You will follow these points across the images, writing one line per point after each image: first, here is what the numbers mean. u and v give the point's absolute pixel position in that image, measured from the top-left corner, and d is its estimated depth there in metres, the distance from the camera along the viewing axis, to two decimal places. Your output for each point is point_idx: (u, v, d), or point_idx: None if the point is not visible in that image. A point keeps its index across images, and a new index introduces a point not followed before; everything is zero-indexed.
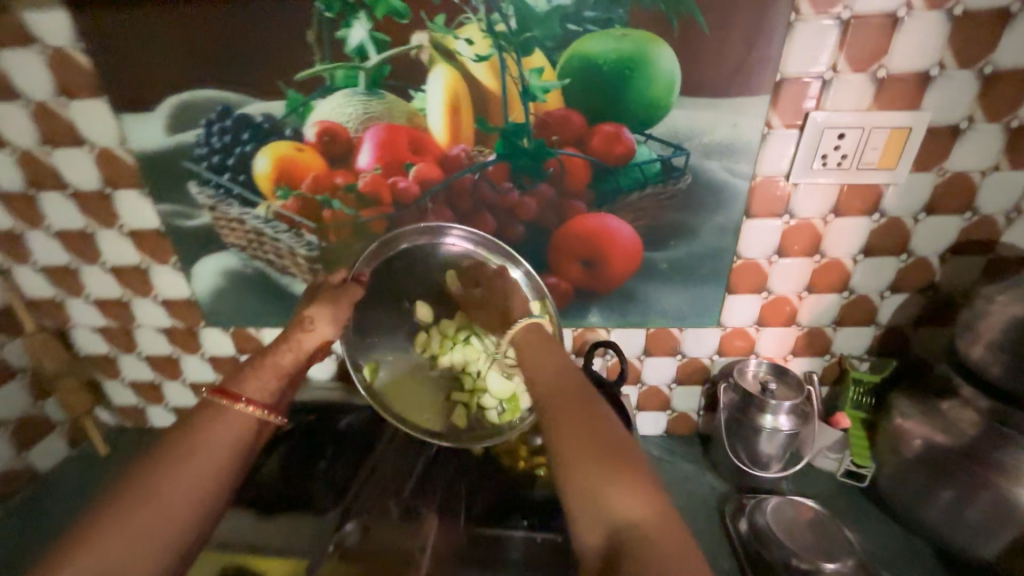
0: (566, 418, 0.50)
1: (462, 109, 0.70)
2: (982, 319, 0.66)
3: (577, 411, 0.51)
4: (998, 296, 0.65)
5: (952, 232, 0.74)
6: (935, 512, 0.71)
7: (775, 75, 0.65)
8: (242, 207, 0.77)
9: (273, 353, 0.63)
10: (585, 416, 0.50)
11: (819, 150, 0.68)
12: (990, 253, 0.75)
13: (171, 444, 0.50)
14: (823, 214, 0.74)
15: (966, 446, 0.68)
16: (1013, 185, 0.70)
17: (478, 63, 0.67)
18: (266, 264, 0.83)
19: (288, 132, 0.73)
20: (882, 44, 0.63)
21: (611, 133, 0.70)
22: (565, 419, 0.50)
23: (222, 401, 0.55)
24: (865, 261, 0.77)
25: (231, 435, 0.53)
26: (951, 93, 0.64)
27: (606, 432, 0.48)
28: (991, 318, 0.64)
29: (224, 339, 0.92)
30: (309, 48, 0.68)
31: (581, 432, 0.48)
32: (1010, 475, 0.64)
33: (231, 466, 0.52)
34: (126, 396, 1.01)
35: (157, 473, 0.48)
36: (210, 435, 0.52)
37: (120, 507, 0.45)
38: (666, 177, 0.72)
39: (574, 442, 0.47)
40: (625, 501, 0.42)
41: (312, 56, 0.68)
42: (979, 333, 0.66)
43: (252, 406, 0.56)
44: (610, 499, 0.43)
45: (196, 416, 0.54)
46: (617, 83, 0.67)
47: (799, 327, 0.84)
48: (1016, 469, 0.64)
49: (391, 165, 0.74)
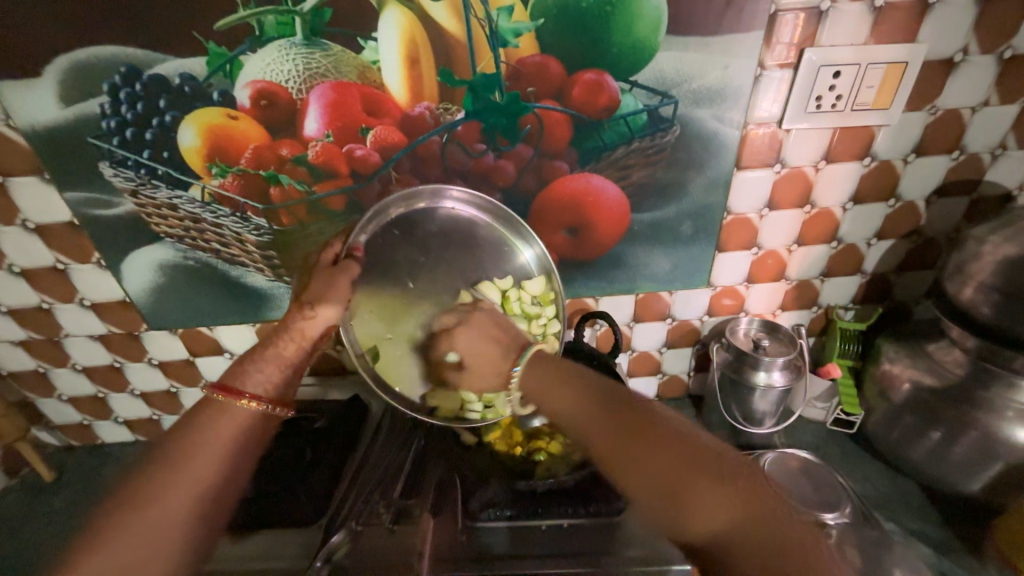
0: (617, 447, 0.49)
1: (422, 60, 0.61)
2: (974, 261, 0.65)
3: (623, 438, 0.49)
4: (990, 237, 0.64)
5: (939, 173, 0.72)
6: (923, 452, 0.73)
7: (768, 8, 0.59)
8: (170, 190, 0.66)
9: (273, 341, 0.59)
10: (634, 441, 0.48)
11: (813, 92, 0.64)
12: (974, 193, 0.74)
13: (173, 447, 0.51)
14: (815, 161, 0.70)
15: (953, 387, 0.69)
16: (1000, 121, 0.68)
17: (437, 3, 0.58)
18: (210, 255, 0.72)
19: (216, 96, 0.61)
20: None
21: (592, 82, 0.63)
22: (615, 448, 0.49)
23: (222, 397, 0.55)
24: (854, 209, 0.75)
25: (229, 434, 0.54)
26: (947, 23, 0.61)
27: (667, 452, 0.46)
28: (983, 260, 0.64)
29: (173, 342, 0.82)
30: None
31: (638, 464, 0.47)
32: (996, 411, 0.66)
33: (234, 463, 0.53)
34: (65, 414, 0.89)
35: (156, 478, 0.49)
36: (209, 434, 0.53)
37: (124, 512, 0.46)
38: (654, 130, 0.66)
39: (638, 474, 0.46)
40: (705, 513, 0.44)
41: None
42: (969, 275, 0.66)
43: (254, 401, 0.56)
44: (691, 515, 0.44)
45: (194, 419, 0.54)
46: (598, 23, 0.59)
47: (788, 281, 0.82)
48: (1002, 405, 0.66)
49: (344, 131, 0.64)
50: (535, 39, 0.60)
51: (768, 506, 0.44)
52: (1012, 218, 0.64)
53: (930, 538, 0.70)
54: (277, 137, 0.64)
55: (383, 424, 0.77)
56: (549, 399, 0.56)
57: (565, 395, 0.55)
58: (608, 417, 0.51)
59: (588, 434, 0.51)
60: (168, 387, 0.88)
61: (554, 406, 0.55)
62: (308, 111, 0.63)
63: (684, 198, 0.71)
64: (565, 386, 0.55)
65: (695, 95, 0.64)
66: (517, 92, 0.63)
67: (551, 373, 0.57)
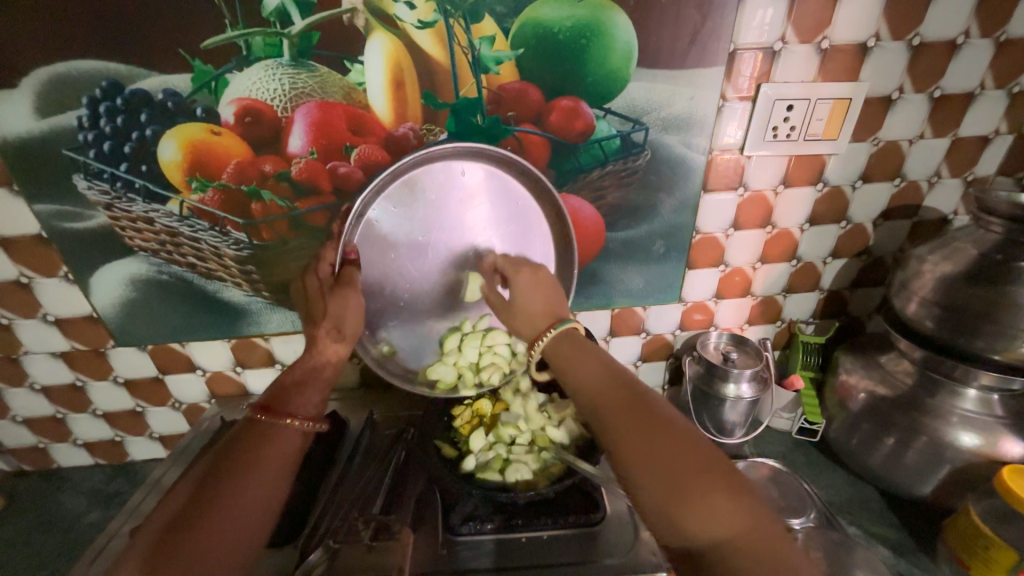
0: (618, 424, 0.46)
1: (406, 83, 0.63)
2: (916, 279, 0.71)
3: (631, 422, 0.45)
4: (929, 256, 0.70)
5: (885, 198, 0.79)
6: (881, 459, 0.77)
7: (728, 46, 0.64)
8: (147, 203, 0.65)
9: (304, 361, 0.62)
10: (640, 422, 0.45)
11: (770, 122, 0.69)
12: (914, 217, 0.81)
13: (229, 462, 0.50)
14: (774, 185, 0.75)
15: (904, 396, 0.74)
16: (935, 152, 0.75)
17: (421, 31, 0.61)
18: (186, 269, 0.71)
19: (198, 112, 0.62)
20: (825, 15, 0.64)
21: (568, 108, 0.66)
22: (620, 424, 0.45)
23: (271, 418, 0.55)
24: (810, 230, 0.80)
25: (282, 449, 0.53)
26: (885, 64, 0.68)
27: (676, 439, 0.43)
28: (924, 277, 0.70)
29: (142, 359, 0.80)
30: (217, 11, 0.57)
31: (639, 440, 0.44)
32: (942, 418, 0.71)
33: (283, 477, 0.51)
34: (19, 437, 0.85)
35: (238, 478, 0.48)
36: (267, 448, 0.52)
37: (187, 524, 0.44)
38: (626, 154, 0.70)
39: (637, 452, 0.43)
40: (706, 517, 0.39)
41: (222, 20, 0.58)
42: (913, 291, 0.71)
43: (296, 420, 0.56)
44: (690, 517, 0.39)
45: (248, 437, 0.53)
46: (574, 54, 0.63)
47: (754, 297, 0.87)
48: (946, 412, 0.71)
49: (328, 149, 0.65)
50: (514, 67, 0.64)
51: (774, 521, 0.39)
52: (949, 240, 0.70)
53: (890, 541, 0.74)
54: (260, 153, 0.65)
55: (361, 441, 0.77)
56: (568, 367, 0.54)
57: (582, 369, 0.52)
58: (619, 395, 0.48)
59: (594, 408, 0.49)
60: (134, 406, 0.84)
61: (569, 379, 0.53)
62: (293, 129, 0.64)
63: (655, 219, 0.76)
64: (584, 361, 0.53)
65: (664, 122, 0.68)
66: (497, 116, 0.66)
67: (574, 351, 0.55)
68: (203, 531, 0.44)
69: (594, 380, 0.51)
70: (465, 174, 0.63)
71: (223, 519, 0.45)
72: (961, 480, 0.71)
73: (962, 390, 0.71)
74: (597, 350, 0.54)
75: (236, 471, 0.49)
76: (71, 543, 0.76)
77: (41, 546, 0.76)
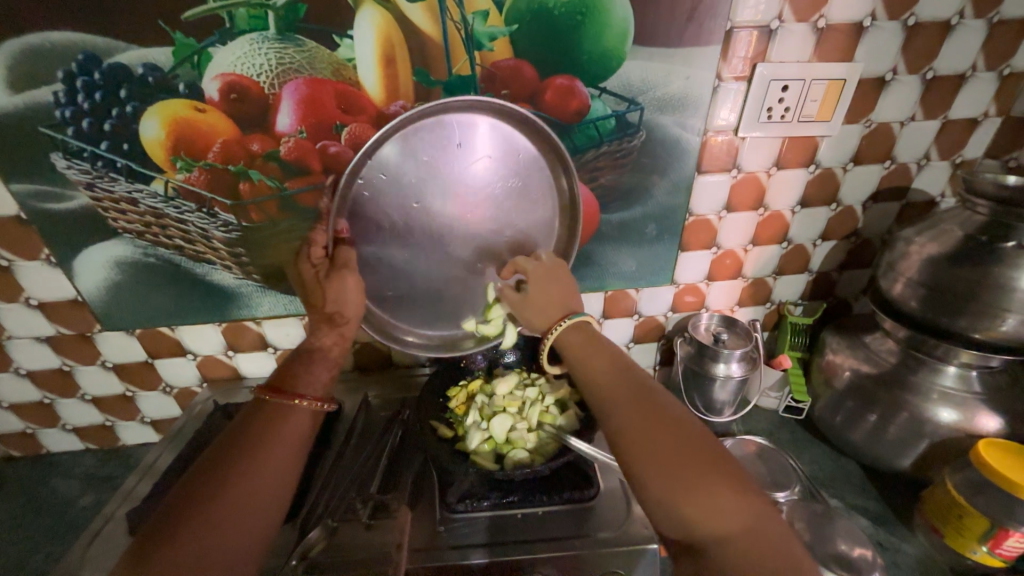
0: (625, 413, 0.47)
1: (398, 59, 0.62)
2: (903, 260, 0.72)
3: (644, 420, 0.46)
4: (916, 238, 0.72)
5: (875, 180, 0.79)
6: (863, 434, 0.80)
7: (724, 24, 0.64)
8: (130, 183, 0.64)
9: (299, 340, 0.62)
10: (651, 418, 0.46)
11: (765, 103, 0.69)
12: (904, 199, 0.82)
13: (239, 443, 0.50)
14: (767, 167, 0.76)
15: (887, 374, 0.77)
16: (925, 134, 0.76)
17: (413, 4, 0.59)
18: (173, 251, 0.70)
19: (181, 88, 0.60)
20: None
21: (563, 87, 0.65)
22: (630, 419, 0.46)
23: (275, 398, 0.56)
24: (801, 212, 0.81)
25: (290, 431, 0.54)
26: (880, 45, 0.67)
27: (688, 439, 0.44)
28: (911, 258, 0.71)
29: (131, 343, 0.78)
30: None
31: (648, 434, 0.45)
32: (922, 395, 0.73)
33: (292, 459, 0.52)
34: (6, 422, 0.83)
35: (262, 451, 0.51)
36: (273, 431, 0.53)
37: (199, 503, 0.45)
38: (621, 134, 0.69)
39: (648, 451, 0.44)
40: (714, 516, 0.40)
41: None
42: (900, 272, 0.73)
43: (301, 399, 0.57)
44: (697, 514, 0.41)
45: (257, 417, 0.54)
46: (569, 30, 0.62)
47: (744, 279, 0.88)
48: (927, 389, 0.73)
49: (318, 128, 0.64)
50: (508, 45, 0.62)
51: (775, 518, 0.41)
52: (935, 222, 0.71)
53: (869, 512, 0.77)
54: (246, 131, 0.63)
55: (357, 423, 0.76)
56: (579, 354, 0.54)
57: (595, 359, 0.53)
58: (631, 389, 0.49)
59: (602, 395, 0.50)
60: (123, 391, 0.83)
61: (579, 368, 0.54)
62: (281, 106, 0.62)
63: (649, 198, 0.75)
64: (593, 355, 0.53)
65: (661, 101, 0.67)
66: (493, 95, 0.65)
67: (589, 340, 0.55)
68: (228, 502, 0.46)
69: (607, 370, 0.52)
70: (462, 137, 0.59)
71: (246, 493, 0.47)
72: (938, 453, 0.74)
73: (942, 368, 0.73)
74: (608, 347, 0.54)
75: (253, 450, 0.50)
76: (65, 527, 0.76)
77: (34, 529, 0.76)
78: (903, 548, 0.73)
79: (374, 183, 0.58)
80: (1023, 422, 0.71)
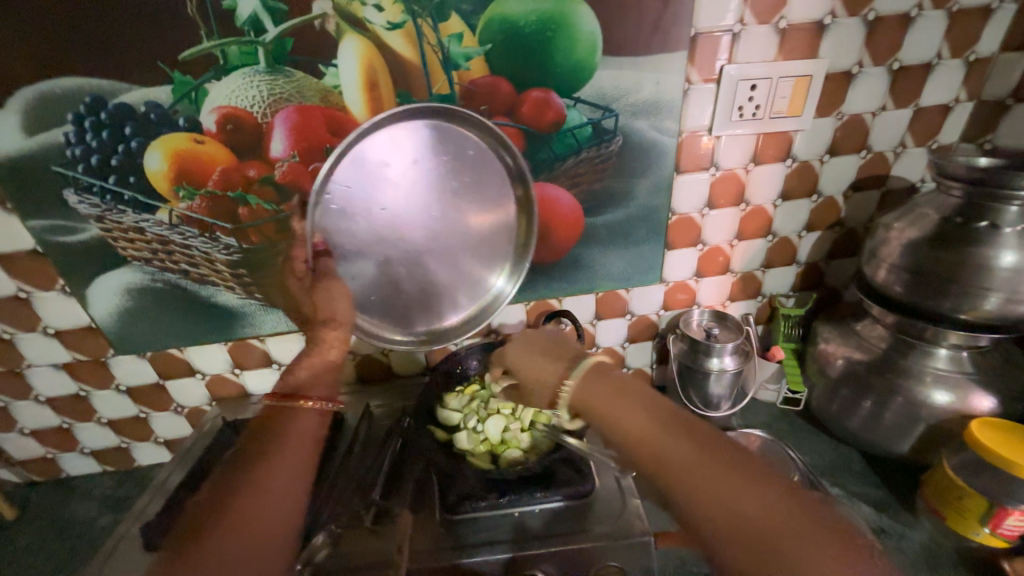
0: (679, 476, 0.44)
1: (380, 83, 0.65)
2: (884, 246, 0.74)
3: (705, 482, 0.42)
4: (895, 224, 0.73)
5: (853, 170, 0.81)
6: (860, 422, 0.80)
7: (689, 31, 0.67)
8: (137, 213, 0.68)
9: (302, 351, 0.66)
10: (708, 475, 0.42)
11: (735, 102, 0.72)
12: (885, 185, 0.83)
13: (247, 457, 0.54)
14: (745, 163, 0.78)
15: (878, 359, 0.77)
16: (899, 123, 0.77)
17: (392, 31, 0.63)
18: (179, 276, 0.74)
19: (181, 122, 0.64)
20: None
21: (539, 99, 0.69)
22: (692, 479, 0.43)
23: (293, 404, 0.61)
24: (783, 206, 0.83)
25: (294, 444, 0.57)
26: (843, 41, 0.70)
27: (747, 486, 0.41)
28: (891, 244, 0.72)
29: (143, 365, 0.82)
30: (191, 22, 0.59)
31: (711, 496, 0.41)
32: (915, 379, 0.74)
33: (296, 471, 0.55)
34: (28, 448, 0.87)
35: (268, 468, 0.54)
36: (276, 447, 0.56)
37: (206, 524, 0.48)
38: (599, 141, 0.72)
39: (725, 516, 0.40)
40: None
41: (197, 31, 0.60)
42: (882, 259, 0.74)
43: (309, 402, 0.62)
44: None
45: (264, 436, 0.57)
46: (540, 46, 0.65)
47: (733, 274, 0.89)
48: (919, 373, 0.74)
49: (309, 152, 0.67)
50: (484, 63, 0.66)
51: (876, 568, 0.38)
52: (911, 207, 0.73)
53: (872, 499, 0.77)
54: (243, 159, 0.67)
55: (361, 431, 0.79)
56: (604, 413, 0.51)
57: (625, 411, 0.50)
58: (681, 443, 0.45)
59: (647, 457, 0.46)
60: (137, 412, 0.87)
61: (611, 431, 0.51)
62: (275, 133, 0.66)
63: (631, 199, 0.78)
64: (629, 409, 0.50)
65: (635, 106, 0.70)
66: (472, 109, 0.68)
67: (604, 394, 0.52)
68: (224, 524, 0.48)
69: (644, 426, 0.48)
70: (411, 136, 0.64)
71: (244, 512, 0.49)
72: (935, 437, 0.74)
73: (932, 351, 0.74)
74: (642, 392, 0.51)
75: (255, 466, 0.53)
76: (84, 547, 0.79)
77: (54, 552, 0.78)
78: (908, 534, 0.72)
79: (339, 201, 0.63)
80: (1016, 401, 0.71)
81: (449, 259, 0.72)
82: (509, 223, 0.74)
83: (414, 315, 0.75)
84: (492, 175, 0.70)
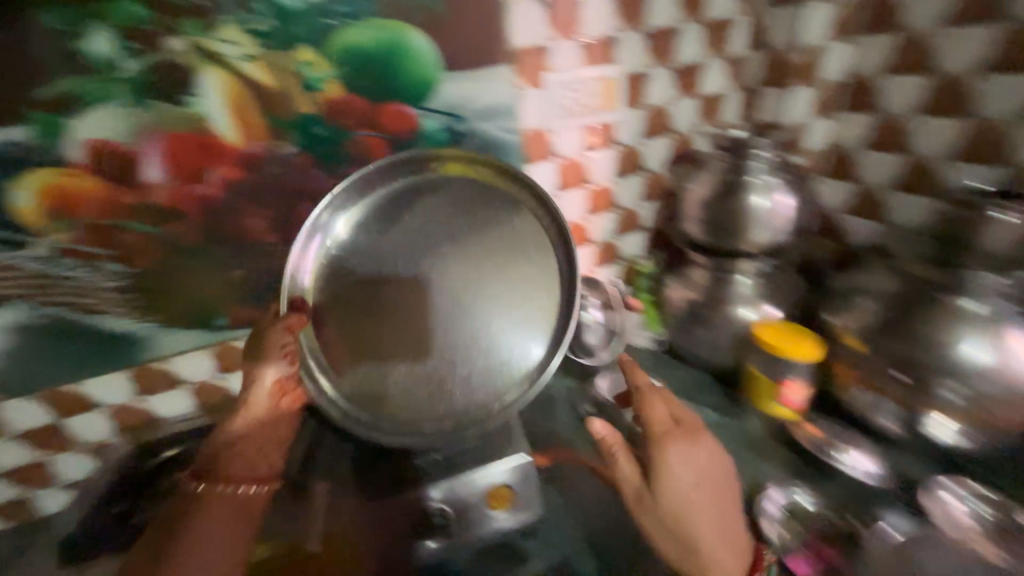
0: (697, 543, 0.70)
1: (245, 106, 0.73)
2: (687, 202, 0.94)
3: (716, 514, 0.74)
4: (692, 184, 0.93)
5: (665, 148, 1.03)
6: (700, 344, 1.00)
7: (508, 46, 0.82)
8: (8, 253, 0.69)
9: None
10: (729, 554, 0.70)
11: (559, 102, 0.89)
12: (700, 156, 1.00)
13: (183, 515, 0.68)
14: (580, 151, 0.95)
15: (705, 293, 0.97)
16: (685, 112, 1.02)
17: (248, 61, 0.71)
18: (64, 308, 0.75)
19: (46, 158, 0.67)
20: (574, 17, 0.85)
21: (395, 110, 0.80)
22: (723, 540, 0.71)
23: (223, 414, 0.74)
24: (619, 182, 1.02)
25: (223, 505, 0.70)
26: (628, 52, 0.91)
27: (737, 550, 0.70)
28: (691, 200, 0.93)
29: (25, 410, 0.79)
30: (44, 64, 0.63)
31: (717, 544, 0.70)
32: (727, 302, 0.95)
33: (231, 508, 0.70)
34: None
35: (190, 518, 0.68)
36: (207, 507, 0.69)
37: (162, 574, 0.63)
38: (455, 141, 0.85)
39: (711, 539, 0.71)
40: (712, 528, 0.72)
41: (51, 71, 0.64)
42: (688, 212, 0.94)
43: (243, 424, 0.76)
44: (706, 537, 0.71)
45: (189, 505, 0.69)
46: (386, 66, 0.77)
47: (593, 243, 1.06)
48: (729, 297, 0.95)
49: (187, 176, 0.74)
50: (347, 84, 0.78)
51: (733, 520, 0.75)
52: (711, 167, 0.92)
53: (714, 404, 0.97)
54: (123, 189, 0.71)
55: None
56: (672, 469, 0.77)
57: (677, 470, 0.77)
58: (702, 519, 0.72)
59: (683, 530, 0.71)
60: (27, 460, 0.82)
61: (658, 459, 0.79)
62: (151, 162, 0.71)
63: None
64: (674, 466, 0.77)
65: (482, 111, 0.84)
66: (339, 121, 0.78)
67: (672, 463, 0.78)
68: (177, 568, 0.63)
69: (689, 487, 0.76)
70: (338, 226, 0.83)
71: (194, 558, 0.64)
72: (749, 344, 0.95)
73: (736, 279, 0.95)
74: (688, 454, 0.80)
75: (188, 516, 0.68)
76: None
77: None
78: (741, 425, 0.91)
79: (333, 267, 0.83)
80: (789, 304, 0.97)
81: (447, 288, 0.83)
82: (468, 245, 0.85)
83: (421, 359, 0.82)
84: (435, 228, 0.85)
